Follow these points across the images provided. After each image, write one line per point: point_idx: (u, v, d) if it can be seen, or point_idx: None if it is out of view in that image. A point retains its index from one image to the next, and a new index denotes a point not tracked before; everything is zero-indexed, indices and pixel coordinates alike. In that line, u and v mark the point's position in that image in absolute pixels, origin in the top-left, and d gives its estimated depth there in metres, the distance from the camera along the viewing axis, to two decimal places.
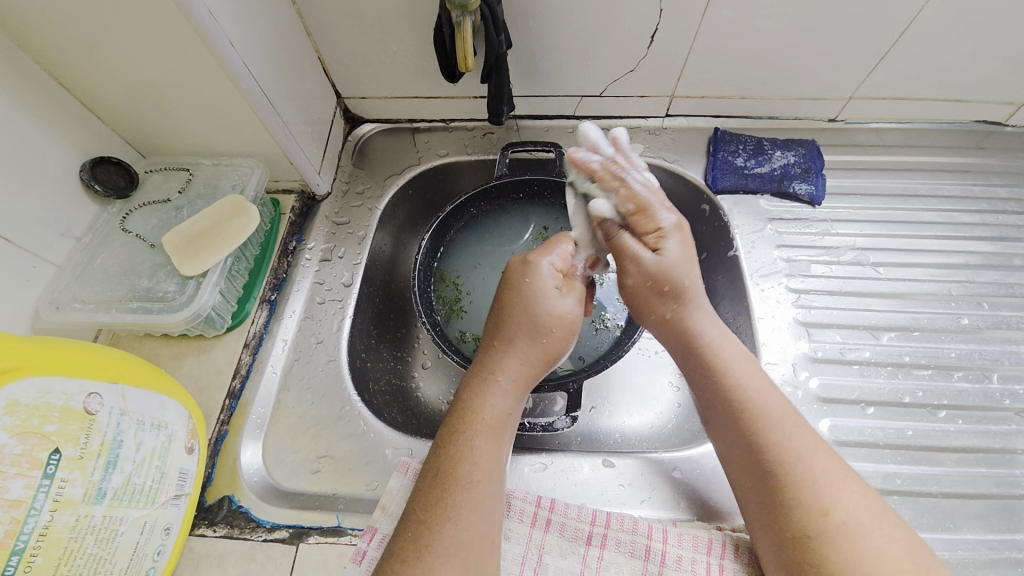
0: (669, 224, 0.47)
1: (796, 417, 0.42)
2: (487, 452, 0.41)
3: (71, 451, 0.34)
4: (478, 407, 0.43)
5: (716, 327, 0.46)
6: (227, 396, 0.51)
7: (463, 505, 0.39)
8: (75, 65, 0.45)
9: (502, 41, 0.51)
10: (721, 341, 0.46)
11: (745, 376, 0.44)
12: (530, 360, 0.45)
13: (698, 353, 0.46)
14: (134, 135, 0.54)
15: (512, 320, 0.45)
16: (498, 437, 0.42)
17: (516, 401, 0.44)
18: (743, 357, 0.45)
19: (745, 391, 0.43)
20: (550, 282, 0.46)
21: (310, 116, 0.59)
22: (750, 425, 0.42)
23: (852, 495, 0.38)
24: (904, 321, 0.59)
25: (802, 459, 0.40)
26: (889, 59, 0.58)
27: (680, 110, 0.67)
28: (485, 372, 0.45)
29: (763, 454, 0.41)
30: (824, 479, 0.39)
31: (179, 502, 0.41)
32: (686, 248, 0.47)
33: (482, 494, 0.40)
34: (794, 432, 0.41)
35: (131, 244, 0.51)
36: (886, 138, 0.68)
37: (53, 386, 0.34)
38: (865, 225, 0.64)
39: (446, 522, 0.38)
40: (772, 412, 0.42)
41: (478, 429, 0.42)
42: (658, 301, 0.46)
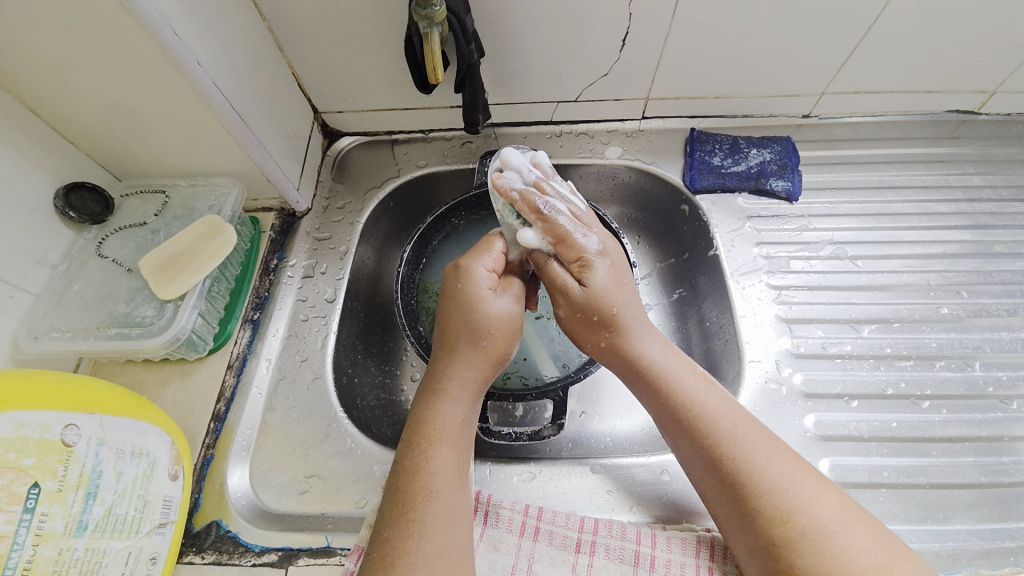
0: (591, 252, 0.46)
1: (749, 421, 0.43)
2: (444, 460, 0.41)
3: (49, 485, 0.34)
4: (429, 418, 0.43)
5: (658, 344, 0.46)
6: (212, 419, 0.51)
7: (427, 517, 0.39)
8: (43, 93, 0.45)
9: (473, 50, 0.52)
10: (664, 357, 0.46)
11: (694, 391, 0.44)
12: (480, 365, 0.45)
13: (646, 372, 0.45)
14: (108, 160, 0.54)
15: (452, 330, 0.45)
16: (454, 444, 0.42)
17: (469, 406, 0.44)
18: (688, 371, 0.46)
19: (698, 406, 0.43)
20: (485, 286, 0.46)
21: (286, 132, 0.59)
22: (708, 446, 0.42)
23: (815, 492, 0.39)
24: (884, 313, 0.59)
25: (761, 467, 0.40)
26: (858, 55, 0.59)
27: (656, 112, 0.68)
28: (433, 383, 0.45)
29: (725, 471, 0.41)
30: (783, 486, 0.39)
31: (164, 531, 0.41)
32: (614, 273, 0.46)
33: (444, 503, 0.40)
34: (749, 441, 0.41)
35: (108, 270, 0.50)
36: (860, 131, 0.69)
37: (30, 419, 0.33)
38: (843, 219, 0.65)
39: (411, 538, 0.38)
40: (722, 425, 0.42)
41: (432, 440, 0.42)
42: (591, 330, 0.46)
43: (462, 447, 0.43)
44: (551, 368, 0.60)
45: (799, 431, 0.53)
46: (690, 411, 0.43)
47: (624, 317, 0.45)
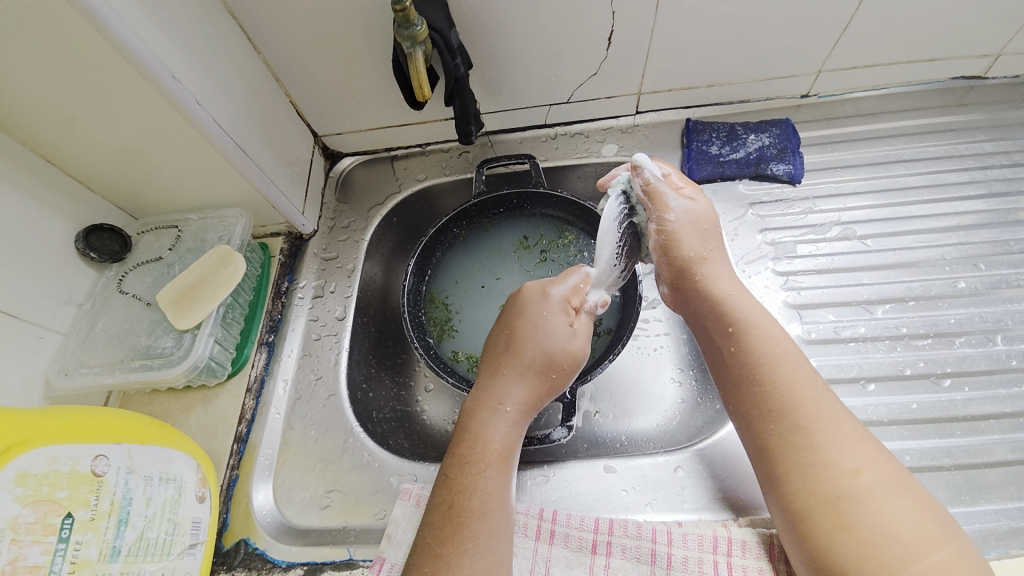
0: (674, 210, 0.47)
1: (824, 382, 0.42)
2: (501, 485, 0.42)
3: (82, 514, 0.35)
4: (493, 441, 0.44)
5: (736, 290, 0.47)
6: (234, 441, 0.52)
7: (479, 536, 0.39)
8: (59, 143, 0.48)
9: (458, 64, 0.53)
10: (758, 302, 0.46)
11: (777, 332, 0.44)
12: (540, 398, 0.46)
13: (728, 309, 0.45)
14: (124, 199, 0.56)
15: (522, 355, 0.46)
16: (507, 467, 0.43)
17: (522, 431, 0.46)
18: (771, 318, 0.46)
19: (766, 354, 0.43)
20: (560, 317, 0.47)
21: (287, 158, 0.61)
22: (767, 389, 0.41)
23: (881, 456, 0.38)
24: (897, 292, 0.58)
25: (835, 416, 0.39)
26: (850, 29, 0.58)
27: (650, 106, 0.67)
28: (497, 405, 0.45)
29: (780, 416, 0.40)
30: (853, 438, 0.38)
31: (195, 551, 0.43)
32: (698, 230, 0.48)
33: (496, 525, 0.40)
34: (826, 392, 0.41)
35: (129, 305, 0.53)
36: (862, 107, 0.68)
37: (61, 454, 0.35)
38: (849, 199, 0.63)
39: (463, 554, 0.38)
40: (805, 367, 0.42)
41: (493, 464, 0.43)
42: (669, 264, 0.48)
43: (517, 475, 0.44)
44: None
45: None
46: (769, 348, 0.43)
47: (711, 264, 0.48)
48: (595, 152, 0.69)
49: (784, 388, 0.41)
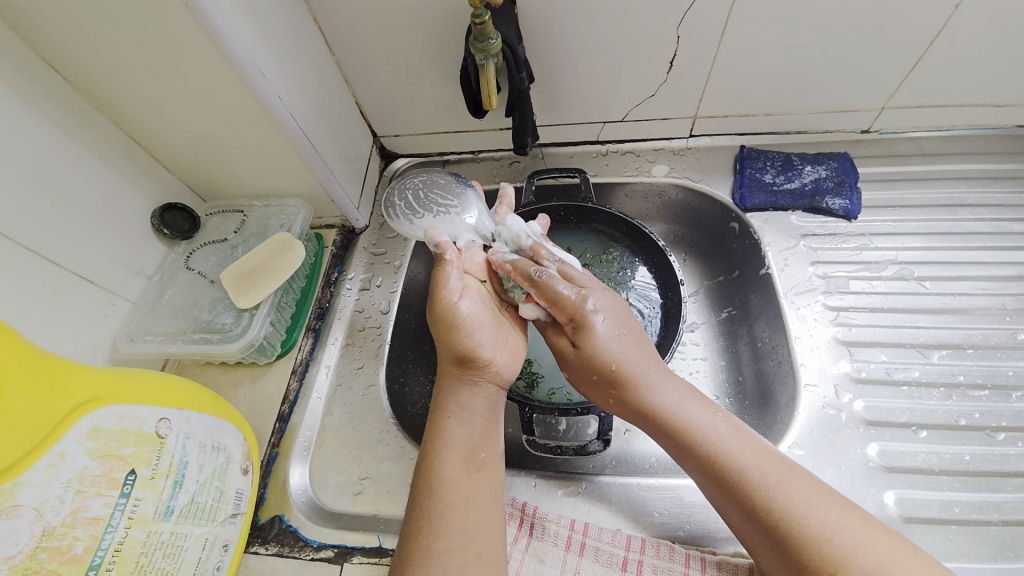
0: (588, 313, 0.45)
1: (781, 461, 0.41)
2: (450, 462, 0.43)
3: (144, 472, 0.37)
4: (437, 424, 0.45)
5: (673, 393, 0.44)
6: (276, 420, 0.55)
7: (432, 512, 0.41)
8: (149, 125, 0.51)
9: (524, 78, 0.54)
10: (688, 407, 0.44)
11: (719, 442, 0.42)
12: (474, 374, 0.47)
13: (665, 428, 0.44)
14: (196, 182, 0.60)
15: (441, 336, 0.48)
16: (460, 450, 0.44)
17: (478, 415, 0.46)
18: (716, 421, 0.43)
19: (724, 458, 0.41)
20: (455, 285, 0.48)
21: (349, 155, 0.64)
22: (739, 493, 0.40)
23: (865, 535, 0.38)
24: (955, 338, 0.56)
25: (799, 515, 0.39)
26: (920, 68, 0.57)
27: (704, 130, 0.68)
28: (440, 390, 0.48)
29: (760, 516, 0.40)
30: (825, 533, 0.38)
31: (235, 520, 0.44)
32: (615, 330, 0.45)
33: (448, 502, 0.41)
34: (786, 485, 0.40)
35: (194, 281, 0.56)
36: (925, 146, 0.66)
37: (130, 413, 0.37)
38: (907, 238, 0.62)
39: (422, 532, 0.41)
40: (751, 473, 0.40)
41: (438, 442, 0.44)
42: (598, 391, 0.46)
43: (475, 452, 0.44)
44: None
45: (859, 461, 0.50)
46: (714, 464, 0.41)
47: (628, 373, 0.45)
48: (646, 172, 0.69)
49: (756, 491, 0.40)
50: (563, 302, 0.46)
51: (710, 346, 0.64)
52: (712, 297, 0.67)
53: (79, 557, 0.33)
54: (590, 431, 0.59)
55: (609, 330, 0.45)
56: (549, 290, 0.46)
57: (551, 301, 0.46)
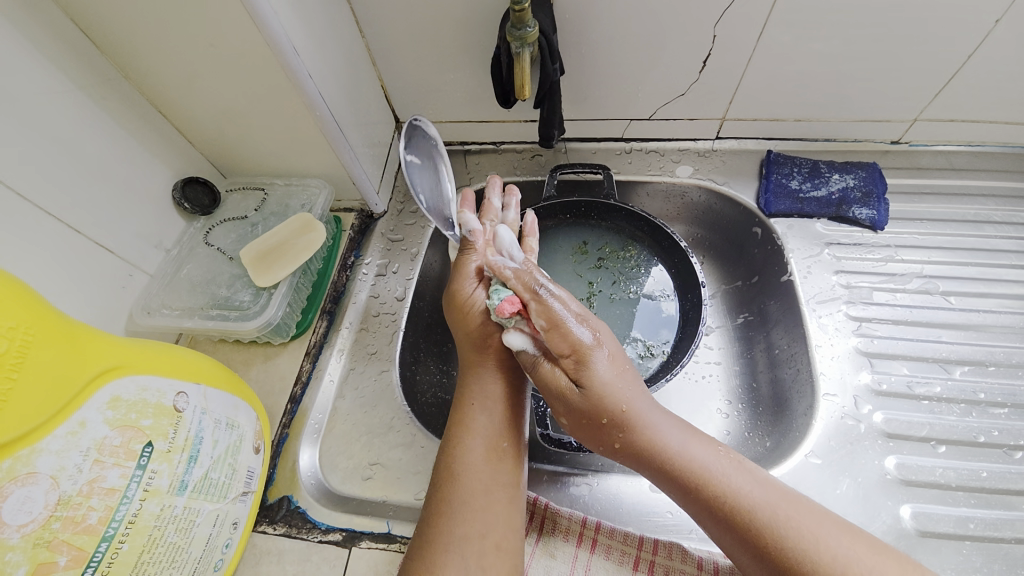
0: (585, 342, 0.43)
1: (791, 497, 0.38)
2: (474, 448, 0.44)
3: (161, 445, 0.37)
4: (463, 408, 0.46)
5: (675, 426, 0.42)
6: (288, 400, 0.54)
7: (453, 497, 0.42)
8: (176, 96, 0.51)
9: (556, 69, 0.54)
10: (689, 443, 0.41)
11: (724, 478, 0.39)
12: (491, 361, 0.48)
13: (670, 471, 0.40)
14: (218, 158, 0.60)
15: (460, 325, 0.51)
16: (492, 453, 0.44)
17: (503, 420, 0.46)
18: (716, 454, 0.41)
19: (736, 497, 0.38)
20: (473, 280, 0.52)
21: (372, 139, 0.63)
22: (750, 527, 0.37)
23: (877, 564, 0.35)
24: (978, 355, 0.55)
25: (813, 548, 0.36)
26: (957, 81, 0.56)
27: (731, 133, 0.67)
28: (466, 378, 0.49)
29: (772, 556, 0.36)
30: (840, 566, 0.35)
31: (245, 499, 0.44)
32: (615, 363, 0.44)
33: (469, 486, 0.42)
34: (795, 518, 0.37)
35: (213, 257, 0.56)
36: (954, 161, 0.65)
37: (150, 384, 0.37)
38: (933, 252, 0.61)
39: (443, 518, 0.41)
40: (760, 511, 0.37)
41: (461, 425, 0.45)
42: (602, 432, 0.43)
43: (498, 441, 0.45)
44: None
45: (876, 473, 0.50)
46: (721, 503, 0.38)
47: (635, 419, 0.42)
48: (669, 172, 0.68)
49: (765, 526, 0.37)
50: (565, 329, 0.43)
51: (725, 351, 0.63)
52: (729, 302, 0.67)
53: (93, 528, 0.32)
54: None
55: (615, 367, 0.43)
56: (546, 308, 0.44)
57: (548, 323, 0.44)
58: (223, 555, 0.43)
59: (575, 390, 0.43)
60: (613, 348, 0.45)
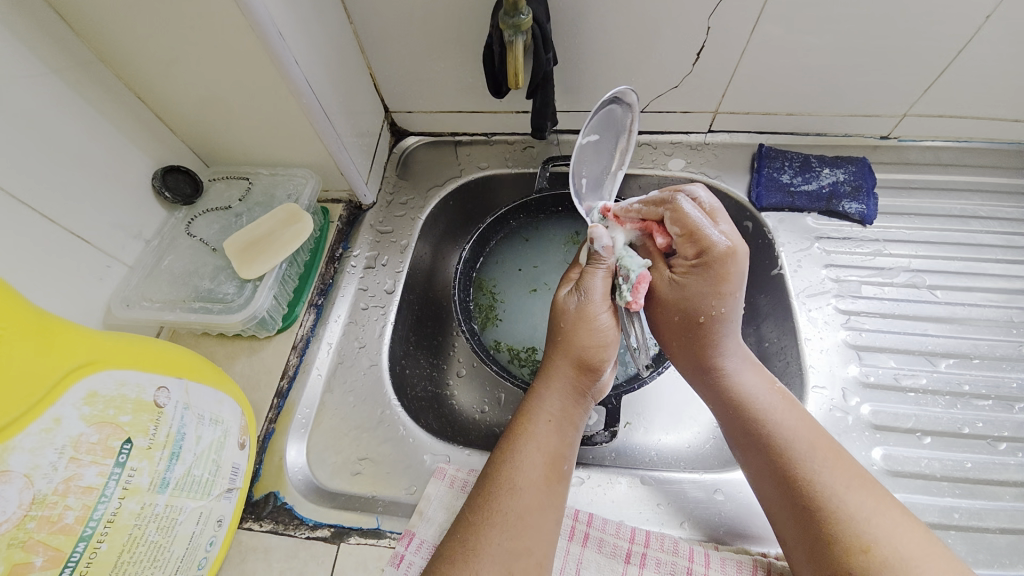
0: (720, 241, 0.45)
1: (829, 443, 0.42)
2: (537, 463, 0.42)
3: (141, 442, 0.35)
4: (531, 418, 0.45)
5: (741, 358, 0.47)
6: (275, 395, 0.53)
7: (508, 508, 0.40)
8: (154, 81, 0.49)
9: (550, 59, 0.53)
10: (744, 372, 0.47)
11: (767, 407, 0.45)
12: (583, 382, 0.46)
13: (721, 385, 0.47)
14: (200, 146, 0.58)
15: (567, 338, 0.47)
16: (548, 477, 0.42)
17: (562, 445, 0.44)
18: (768, 388, 0.46)
19: (772, 424, 0.44)
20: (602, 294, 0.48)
21: (360, 129, 0.62)
22: (781, 453, 0.42)
23: (902, 525, 0.37)
24: (963, 348, 0.56)
25: (838, 495, 0.39)
26: (946, 77, 0.56)
27: (724, 126, 0.66)
28: (535, 387, 0.47)
29: (795, 482, 0.41)
30: (861, 514, 0.38)
31: (230, 495, 0.43)
32: (722, 276, 0.45)
33: (527, 502, 0.41)
34: (829, 464, 0.41)
35: (195, 248, 0.54)
36: (942, 156, 0.66)
37: (128, 379, 0.35)
38: (920, 246, 0.62)
39: (492, 527, 0.39)
40: (796, 444, 0.42)
41: (523, 437, 0.44)
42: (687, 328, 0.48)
43: (558, 461, 0.43)
44: None
45: (864, 464, 0.50)
46: (763, 427, 0.44)
47: (711, 330, 0.46)
48: (661, 165, 0.68)
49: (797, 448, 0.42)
50: (699, 236, 0.45)
51: None
52: None
53: (69, 528, 0.31)
54: (590, 422, 0.58)
55: (725, 286, 0.45)
56: (681, 215, 0.46)
57: (679, 231, 0.47)
58: (208, 553, 0.42)
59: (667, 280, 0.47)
60: (745, 254, 0.45)
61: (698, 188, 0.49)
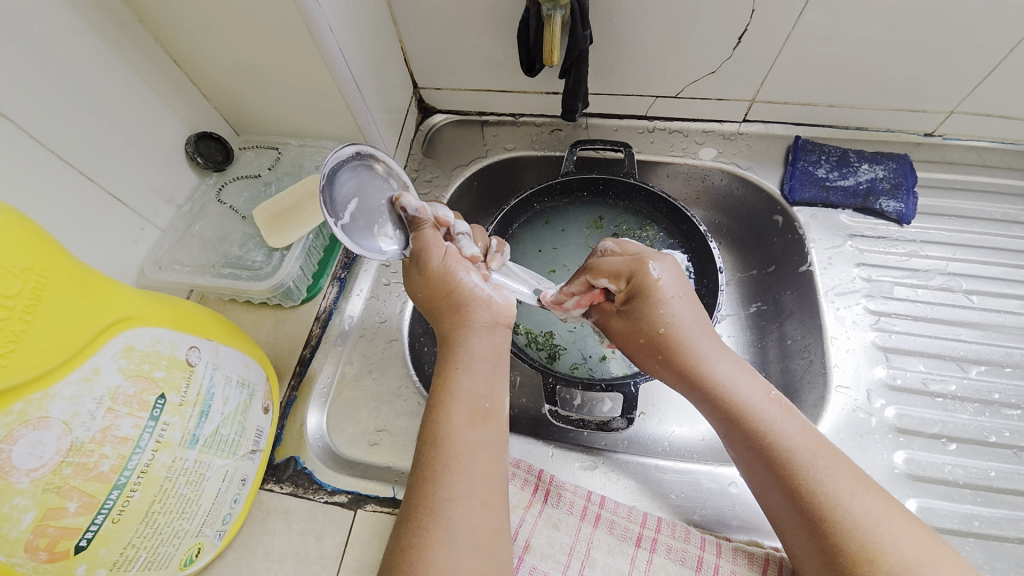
0: (643, 270, 0.47)
1: (831, 450, 0.40)
2: (457, 413, 0.41)
3: (174, 398, 0.36)
4: (447, 371, 0.44)
5: (727, 363, 0.44)
6: (298, 363, 0.54)
7: (436, 462, 0.39)
8: (191, 46, 0.49)
9: (587, 36, 0.52)
10: (739, 379, 0.43)
11: (767, 416, 0.41)
12: (474, 320, 0.46)
13: (719, 398, 0.43)
14: (232, 113, 0.58)
15: (431, 292, 0.46)
16: (477, 417, 0.42)
17: (487, 383, 0.44)
18: (765, 396, 0.43)
19: (772, 436, 0.40)
20: (438, 248, 0.46)
21: (389, 104, 0.61)
22: (780, 464, 0.39)
23: (906, 527, 0.36)
24: (995, 356, 0.55)
25: (843, 502, 0.37)
26: (1000, 73, 0.54)
27: (759, 116, 0.64)
28: (447, 337, 0.46)
29: (796, 495, 0.38)
30: (868, 522, 0.36)
31: (254, 456, 0.44)
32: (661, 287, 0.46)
33: (451, 452, 0.39)
34: (831, 468, 0.38)
35: (225, 215, 0.55)
36: (986, 158, 0.63)
37: (163, 336, 0.36)
38: (958, 249, 0.60)
39: (426, 483, 0.39)
40: (799, 453, 0.39)
41: (443, 393, 0.42)
42: (652, 355, 0.48)
43: (481, 404, 0.42)
44: (618, 364, 0.60)
45: (885, 467, 0.50)
46: (764, 439, 0.40)
47: (676, 340, 0.46)
48: (692, 154, 0.66)
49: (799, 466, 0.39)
50: (620, 269, 0.48)
51: (737, 339, 0.63)
52: (744, 290, 0.66)
53: (104, 476, 0.32)
54: (605, 409, 0.58)
55: (662, 297, 0.46)
56: (604, 267, 0.49)
57: (607, 277, 0.49)
58: (232, 510, 0.43)
59: (619, 319, 0.50)
60: (665, 261, 0.48)
61: (605, 242, 0.52)
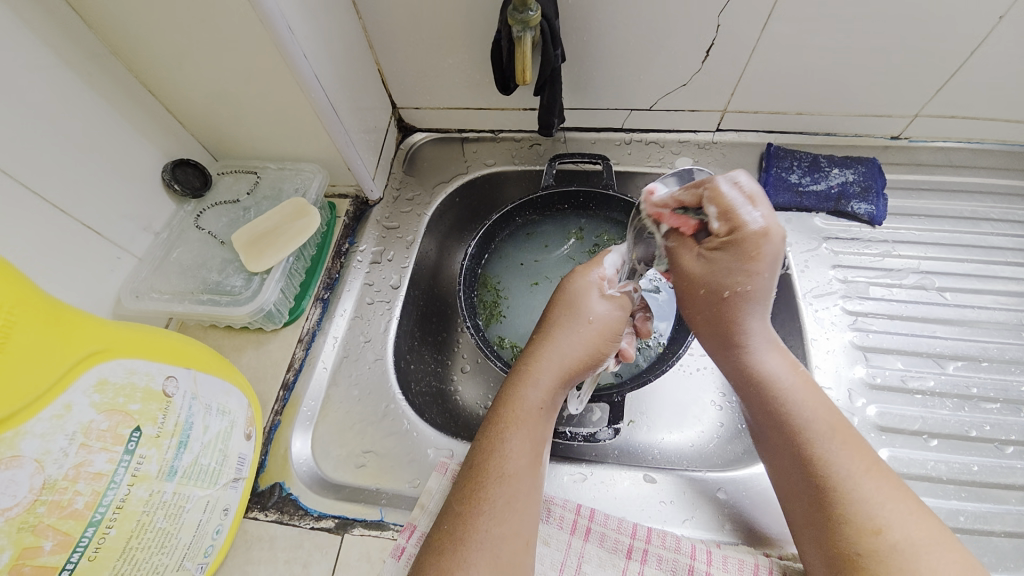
0: (754, 226, 0.40)
1: (848, 431, 0.41)
2: (519, 449, 0.42)
3: (150, 430, 0.36)
4: (516, 404, 0.44)
5: (765, 337, 0.44)
6: (281, 387, 0.54)
7: (497, 498, 0.39)
8: (166, 77, 0.50)
9: (558, 55, 0.53)
10: (769, 354, 0.44)
11: (790, 390, 0.43)
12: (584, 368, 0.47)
13: (745, 369, 0.44)
14: (210, 140, 0.58)
15: (554, 323, 0.48)
16: (534, 457, 0.42)
17: (547, 425, 0.45)
18: (793, 374, 0.44)
19: (792, 408, 0.42)
20: (595, 288, 0.49)
21: (368, 124, 0.62)
22: (796, 438, 0.41)
23: (910, 512, 0.37)
24: (971, 351, 0.56)
25: (852, 479, 0.39)
26: (958, 77, 0.56)
27: (732, 125, 0.66)
28: (520, 370, 0.46)
29: (809, 466, 0.40)
30: (872, 499, 0.38)
31: (236, 485, 0.44)
32: (759, 254, 0.41)
33: (515, 491, 0.40)
34: (844, 449, 0.40)
35: (204, 241, 0.55)
36: (953, 158, 0.65)
37: (137, 367, 0.36)
38: (929, 248, 0.61)
39: (480, 518, 0.39)
40: (815, 428, 0.41)
41: (507, 429, 0.42)
42: (705, 304, 0.44)
43: (540, 445, 0.43)
44: (605, 372, 0.58)
45: None
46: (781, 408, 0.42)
47: (736, 306, 0.43)
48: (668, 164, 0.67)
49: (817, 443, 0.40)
50: (734, 215, 0.41)
51: None
52: None
53: (79, 513, 0.32)
54: (594, 418, 0.57)
55: (753, 265, 0.41)
56: (717, 197, 0.41)
57: (716, 209, 0.42)
58: (214, 541, 0.42)
59: (696, 258, 0.44)
60: (780, 236, 0.41)
61: (740, 173, 0.42)
